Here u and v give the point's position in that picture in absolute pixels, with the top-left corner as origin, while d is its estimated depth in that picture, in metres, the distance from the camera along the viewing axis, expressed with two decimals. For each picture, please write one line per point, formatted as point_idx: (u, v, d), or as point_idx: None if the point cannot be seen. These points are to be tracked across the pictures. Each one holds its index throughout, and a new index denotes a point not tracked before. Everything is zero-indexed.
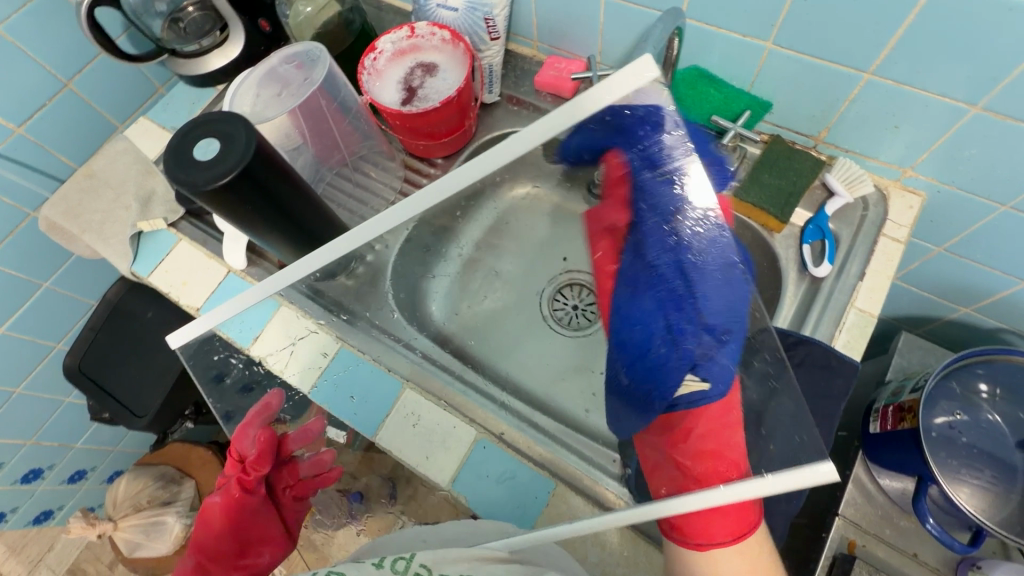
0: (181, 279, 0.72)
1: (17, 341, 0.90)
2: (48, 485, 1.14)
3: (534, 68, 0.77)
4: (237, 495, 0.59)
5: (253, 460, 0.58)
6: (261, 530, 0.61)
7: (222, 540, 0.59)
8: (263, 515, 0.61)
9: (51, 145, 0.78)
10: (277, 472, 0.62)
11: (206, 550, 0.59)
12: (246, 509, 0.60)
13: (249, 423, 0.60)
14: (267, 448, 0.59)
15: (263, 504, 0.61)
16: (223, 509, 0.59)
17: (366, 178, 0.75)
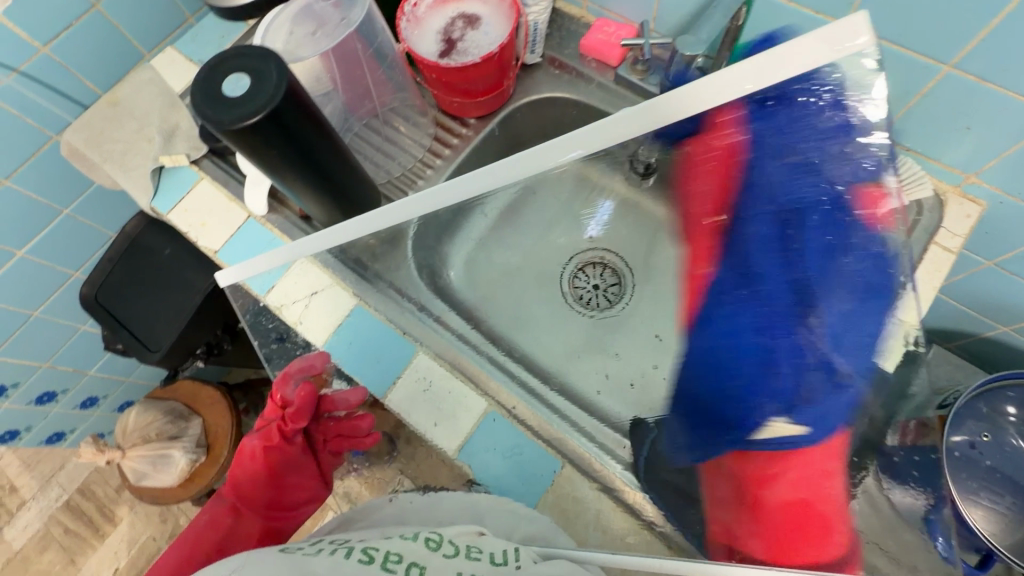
0: (200, 220, 0.70)
1: (35, 265, 0.91)
2: (61, 408, 1.17)
3: (582, 31, 0.72)
4: (278, 437, 0.60)
5: (292, 411, 0.60)
6: (297, 480, 0.62)
7: (256, 482, 0.60)
8: (300, 464, 0.62)
9: (75, 68, 0.76)
10: (317, 423, 0.64)
11: (241, 489, 0.60)
12: (283, 456, 0.60)
13: (291, 376, 0.63)
14: (307, 397, 0.61)
15: (300, 454, 0.62)
16: (263, 451, 0.60)
17: (395, 133, 0.72)
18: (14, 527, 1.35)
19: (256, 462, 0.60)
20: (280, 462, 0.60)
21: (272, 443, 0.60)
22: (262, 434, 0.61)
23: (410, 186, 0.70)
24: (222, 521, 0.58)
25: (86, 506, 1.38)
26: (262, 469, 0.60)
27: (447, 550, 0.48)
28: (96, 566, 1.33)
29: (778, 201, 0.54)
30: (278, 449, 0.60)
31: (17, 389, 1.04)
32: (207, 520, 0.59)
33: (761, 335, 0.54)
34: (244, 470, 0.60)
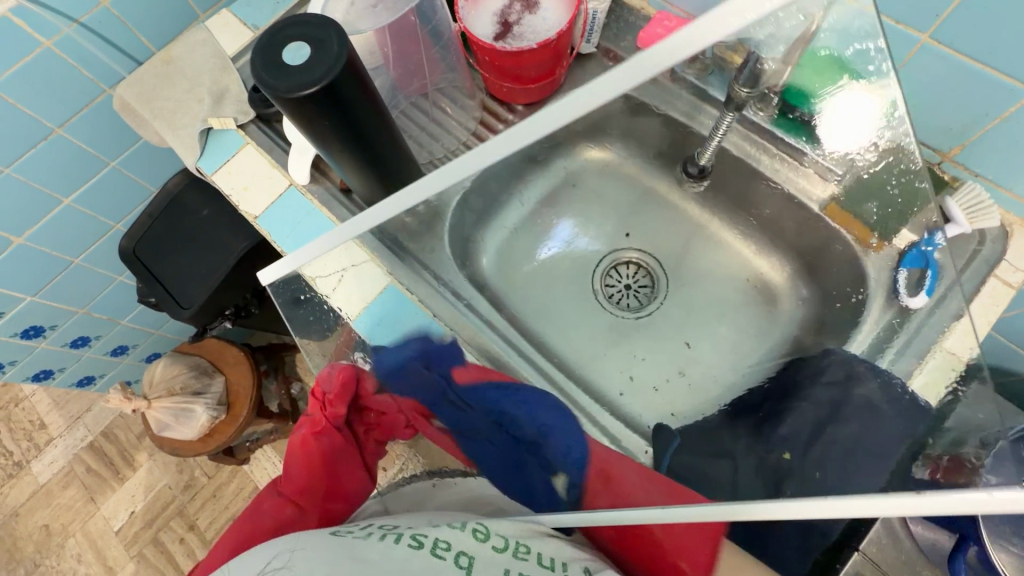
0: (243, 183, 0.71)
1: (79, 214, 0.93)
2: (93, 353, 1.21)
3: (640, 23, 0.70)
4: (323, 426, 0.62)
5: (333, 397, 0.62)
6: (349, 469, 0.63)
7: (312, 472, 0.61)
8: (346, 459, 0.63)
9: (133, 23, 0.77)
10: (361, 413, 0.65)
11: (297, 485, 0.60)
12: (329, 445, 0.62)
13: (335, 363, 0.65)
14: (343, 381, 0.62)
15: (347, 441, 0.64)
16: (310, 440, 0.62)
17: (442, 114, 0.71)
18: (42, 461, 1.42)
19: (305, 453, 0.62)
20: (331, 451, 0.62)
21: (321, 430, 0.62)
22: (308, 424, 0.63)
23: None
24: (283, 513, 0.58)
25: (108, 449, 1.43)
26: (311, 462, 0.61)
27: (495, 543, 0.48)
28: (114, 507, 1.39)
29: (450, 396, 0.59)
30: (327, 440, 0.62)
31: (54, 331, 1.08)
32: (268, 513, 0.59)
33: (523, 474, 0.57)
34: (294, 466, 0.61)
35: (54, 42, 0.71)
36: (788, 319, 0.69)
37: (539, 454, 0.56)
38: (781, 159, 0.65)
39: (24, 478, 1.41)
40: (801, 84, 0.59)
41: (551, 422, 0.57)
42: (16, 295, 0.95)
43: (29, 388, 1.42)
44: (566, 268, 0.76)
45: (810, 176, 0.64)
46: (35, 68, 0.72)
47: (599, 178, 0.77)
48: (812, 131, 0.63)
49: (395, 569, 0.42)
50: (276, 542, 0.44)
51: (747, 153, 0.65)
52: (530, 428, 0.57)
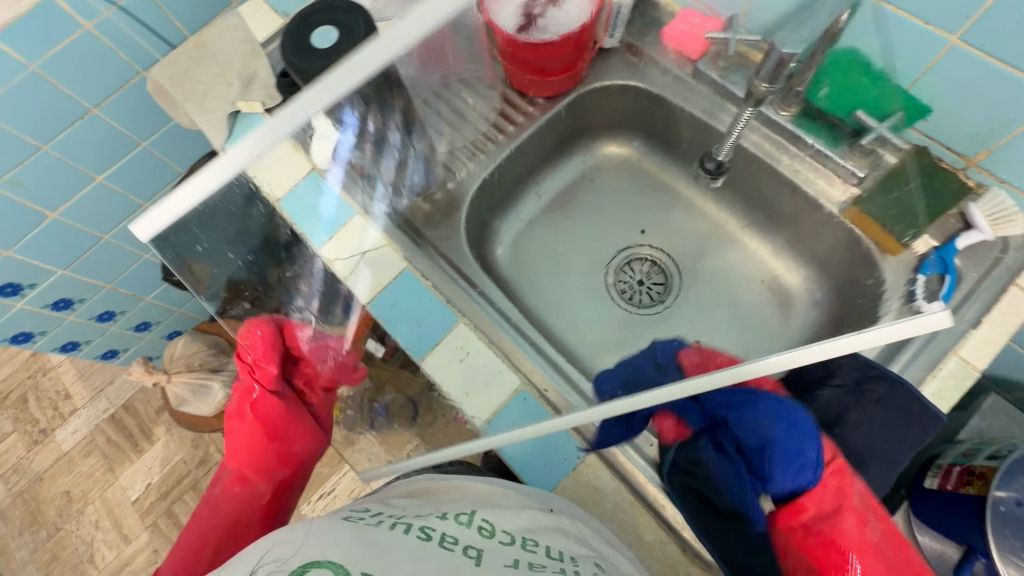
0: None
1: (110, 191, 0.96)
2: (118, 327, 1.25)
3: (664, 19, 0.70)
4: (260, 390, 0.76)
5: (261, 363, 0.72)
6: (295, 431, 0.78)
7: (258, 437, 0.78)
8: (290, 421, 0.78)
9: (168, 8, 0.79)
10: (296, 372, 0.76)
11: (246, 452, 0.79)
12: (268, 410, 0.77)
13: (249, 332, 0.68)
14: (264, 339, 0.69)
15: (284, 400, 0.78)
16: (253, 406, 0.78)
17: (463, 104, 0.70)
18: (65, 430, 1.47)
19: (247, 422, 0.79)
20: (273, 413, 0.77)
21: (257, 397, 0.77)
22: (250, 390, 0.78)
23: (471, 159, 0.70)
24: (238, 488, 0.79)
25: (128, 421, 1.48)
26: (255, 431, 0.78)
27: (502, 538, 0.48)
28: (131, 477, 1.43)
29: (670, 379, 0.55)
30: (268, 407, 0.77)
31: (82, 304, 1.12)
32: (227, 488, 0.80)
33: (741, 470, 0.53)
34: (244, 434, 0.79)
35: (94, 24, 0.74)
36: (802, 322, 0.69)
37: (755, 463, 0.54)
38: (803, 160, 0.64)
39: (47, 445, 1.46)
40: (822, 83, 0.59)
41: (778, 434, 0.52)
42: (48, 268, 1.00)
43: (56, 358, 1.48)
44: (580, 262, 0.76)
45: (831, 178, 0.63)
46: (74, 49, 0.75)
47: (616, 173, 0.78)
48: (836, 133, 0.62)
49: (408, 553, 0.42)
50: (297, 524, 0.45)
51: (767, 152, 0.64)
52: (752, 439, 0.53)
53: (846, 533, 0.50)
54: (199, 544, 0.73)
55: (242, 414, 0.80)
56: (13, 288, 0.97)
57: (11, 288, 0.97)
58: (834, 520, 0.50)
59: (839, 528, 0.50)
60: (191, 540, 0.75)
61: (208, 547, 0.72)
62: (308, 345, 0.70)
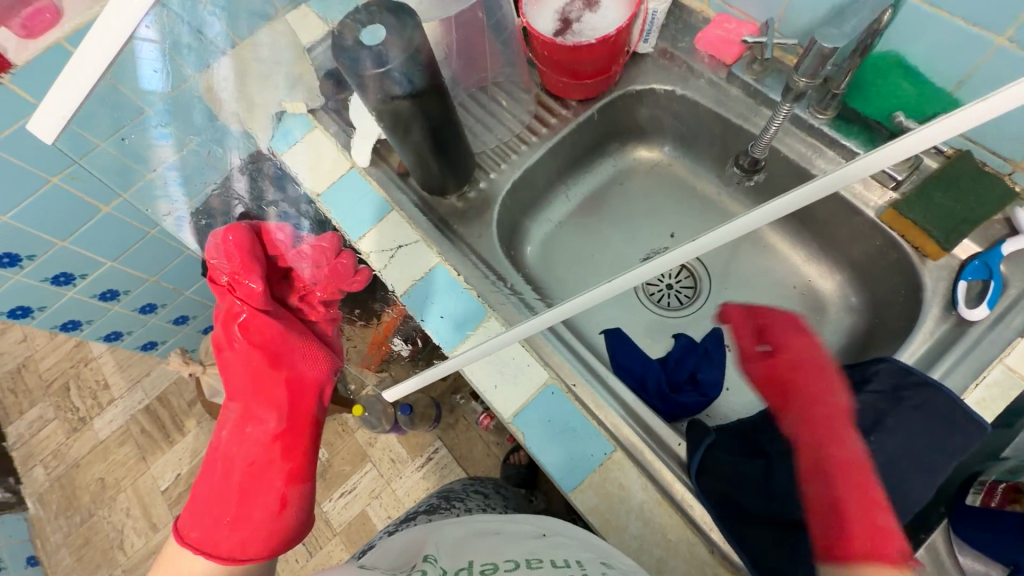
0: (308, 165, 0.76)
1: None
2: (158, 320, 1.31)
3: (699, 25, 0.71)
4: (247, 311, 0.68)
5: (245, 268, 0.65)
6: (300, 355, 0.67)
7: (256, 365, 0.68)
8: (290, 343, 0.67)
9: None
10: (288, 289, 0.69)
11: (247, 389, 0.69)
12: (259, 332, 0.68)
13: (233, 228, 0.66)
14: (240, 245, 0.66)
15: (282, 319, 0.68)
16: (246, 329, 0.69)
17: (497, 107, 0.74)
18: (102, 419, 1.53)
19: (243, 351, 0.69)
20: (268, 334, 0.68)
21: (246, 318, 0.68)
22: (237, 313, 0.69)
23: (506, 159, 0.73)
24: (244, 429, 0.67)
25: (162, 413, 1.53)
26: (253, 359, 0.69)
27: (506, 566, 0.47)
28: (161, 467, 1.48)
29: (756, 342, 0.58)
30: (259, 328, 0.68)
31: (127, 295, 1.18)
32: (232, 435, 0.68)
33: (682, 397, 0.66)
34: (241, 363, 0.70)
35: None
36: (836, 329, 0.68)
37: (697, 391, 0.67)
38: None
39: (85, 433, 1.52)
40: (859, 86, 0.59)
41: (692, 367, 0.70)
42: (97, 260, 1.05)
43: (98, 349, 1.54)
44: None
45: None
46: None
47: (647, 178, 0.73)
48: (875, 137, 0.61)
49: None
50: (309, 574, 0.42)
51: None
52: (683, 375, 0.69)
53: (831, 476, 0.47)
54: (222, 487, 0.64)
55: (235, 342, 0.70)
56: (65, 277, 1.04)
57: (63, 276, 1.03)
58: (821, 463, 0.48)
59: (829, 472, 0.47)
60: (205, 499, 0.64)
61: (235, 503, 0.62)
62: (293, 249, 0.68)
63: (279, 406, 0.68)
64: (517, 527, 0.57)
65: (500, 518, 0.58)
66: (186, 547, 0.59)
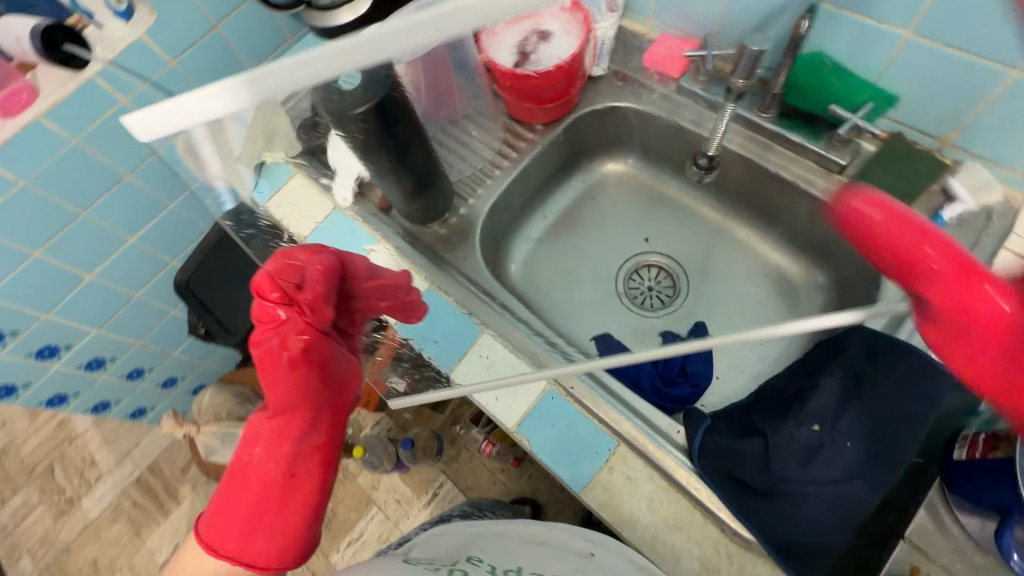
0: (292, 207, 0.75)
1: (142, 251, 1.03)
2: (147, 384, 1.29)
3: (644, 47, 0.78)
4: (309, 333, 0.60)
5: (318, 301, 0.56)
6: (339, 370, 0.66)
7: (298, 385, 0.64)
8: (334, 363, 0.64)
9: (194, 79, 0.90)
10: (353, 316, 0.63)
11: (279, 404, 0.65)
12: (341, 359, 0.65)
13: (308, 260, 0.57)
14: (325, 276, 0.56)
15: (331, 338, 0.62)
16: (303, 352, 0.61)
17: (467, 136, 0.73)
18: (91, 497, 1.47)
19: (292, 372, 0.64)
20: (311, 352, 0.61)
21: (311, 340, 0.61)
22: (296, 337, 0.61)
23: (479, 185, 0.74)
24: (280, 441, 0.65)
25: (154, 483, 1.49)
26: (305, 377, 0.64)
27: None
28: (158, 540, 1.43)
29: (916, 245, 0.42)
30: (304, 348, 0.61)
31: (113, 362, 1.16)
32: (262, 451, 0.65)
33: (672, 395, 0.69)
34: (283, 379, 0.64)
35: None
36: None
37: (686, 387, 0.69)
38: (788, 155, 0.69)
39: (74, 514, 1.46)
40: (795, 85, 0.66)
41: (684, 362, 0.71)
42: (82, 328, 1.04)
43: None
44: (590, 274, 0.79)
45: (815, 168, 0.67)
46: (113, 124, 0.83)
47: (618, 185, 0.76)
48: (815, 128, 0.68)
49: None
50: None
51: (751, 151, 0.70)
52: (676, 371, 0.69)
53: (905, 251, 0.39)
54: (261, 498, 0.64)
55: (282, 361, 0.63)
56: (50, 349, 1.02)
57: (48, 349, 1.02)
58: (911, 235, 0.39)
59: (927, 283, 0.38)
60: (232, 504, 0.64)
61: (274, 513, 0.64)
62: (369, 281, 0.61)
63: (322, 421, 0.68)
64: (564, 543, 0.68)
65: (545, 525, 0.71)
66: (221, 558, 0.61)
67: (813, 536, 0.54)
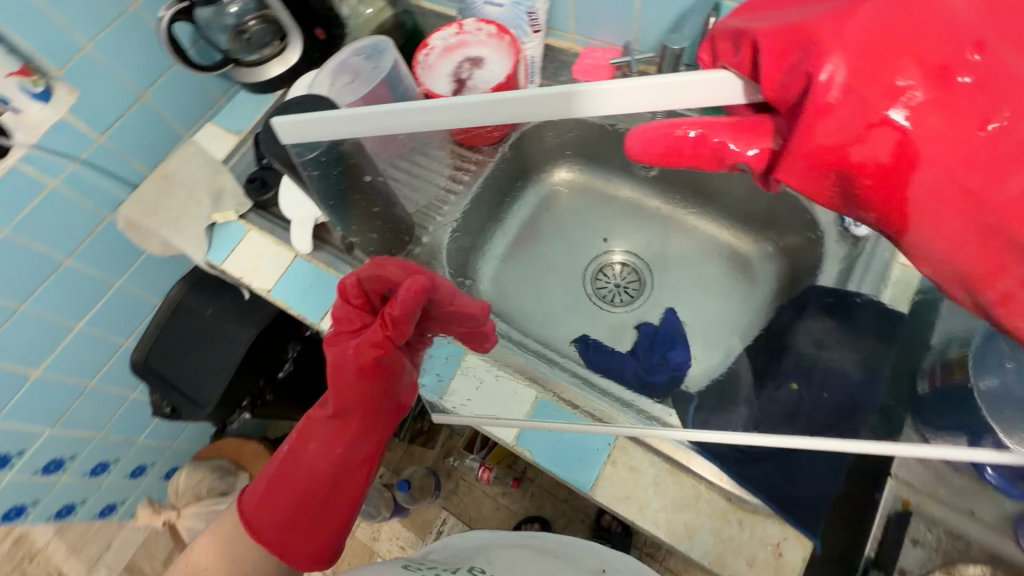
0: (252, 264, 0.78)
1: (91, 338, 0.98)
2: (113, 478, 1.21)
3: (571, 60, 0.81)
4: (390, 343, 0.59)
5: (404, 318, 0.57)
6: (394, 382, 0.62)
7: (366, 391, 0.60)
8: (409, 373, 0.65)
9: (125, 152, 0.87)
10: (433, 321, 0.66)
11: (347, 408, 0.61)
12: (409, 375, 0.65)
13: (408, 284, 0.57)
14: (418, 296, 0.58)
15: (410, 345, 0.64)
16: (378, 366, 0.59)
17: (417, 166, 0.63)
18: None
19: (363, 376, 0.59)
20: (390, 363, 0.60)
21: (389, 353, 0.59)
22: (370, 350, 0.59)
23: (438, 213, 0.71)
24: (338, 446, 0.61)
25: None
26: (376, 389, 0.61)
27: None
28: None
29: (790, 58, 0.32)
30: (380, 367, 0.59)
31: (74, 461, 1.08)
32: (318, 448, 0.60)
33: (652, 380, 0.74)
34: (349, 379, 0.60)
35: (60, 181, 0.80)
36: None
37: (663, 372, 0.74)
38: None
39: None
40: None
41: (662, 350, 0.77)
42: (34, 431, 0.97)
43: None
44: (558, 281, 0.81)
45: None
46: (44, 210, 0.80)
47: (573, 195, 0.75)
48: None
49: None
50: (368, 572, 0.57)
51: None
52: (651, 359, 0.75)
53: (837, 140, 0.32)
54: (309, 497, 0.59)
55: (364, 368, 0.59)
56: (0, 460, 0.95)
57: None
58: (790, 165, 0.34)
59: (863, 89, 0.30)
60: (277, 497, 0.58)
61: (322, 515, 0.60)
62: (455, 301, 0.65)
63: (372, 432, 0.63)
64: (578, 557, 0.70)
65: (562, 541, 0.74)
66: (262, 545, 0.57)
67: (808, 488, 0.60)
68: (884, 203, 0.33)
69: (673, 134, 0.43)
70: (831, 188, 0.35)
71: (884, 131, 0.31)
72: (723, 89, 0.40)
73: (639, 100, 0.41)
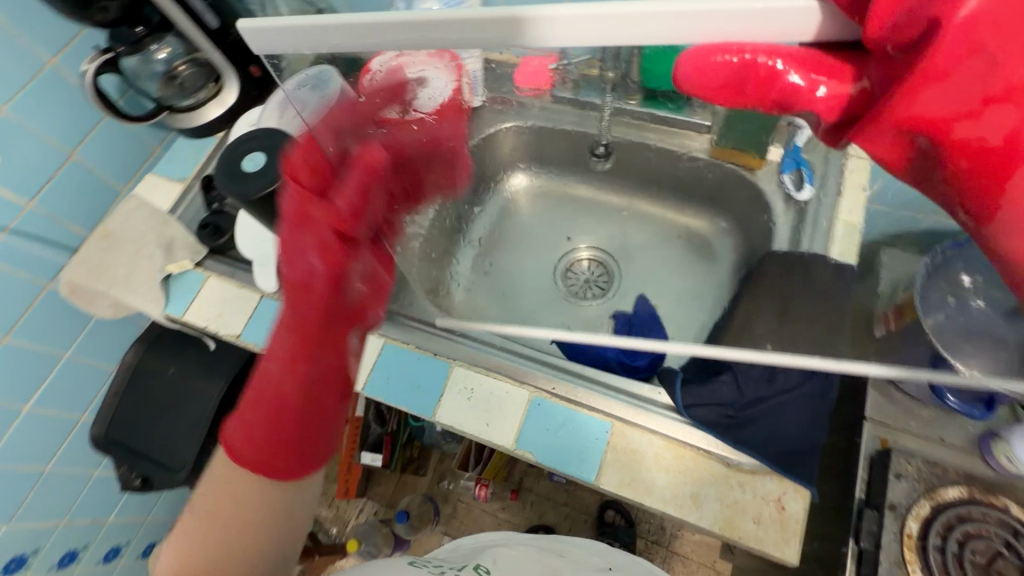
0: (216, 312, 0.75)
1: (44, 417, 0.91)
2: (84, 568, 1.10)
3: None
4: (338, 223, 0.55)
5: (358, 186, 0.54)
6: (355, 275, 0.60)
7: (324, 292, 0.57)
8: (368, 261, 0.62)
9: (60, 216, 0.83)
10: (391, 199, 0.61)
11: (305, 314, 0.56)
12: (364, 269, 0.62)
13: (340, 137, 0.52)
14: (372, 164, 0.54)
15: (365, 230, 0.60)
16: (335, 255, 0.56)
17: None
18: None
19: (322, 267, 0.55)
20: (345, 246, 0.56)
21: (343, 236, 0.56)
22: (319, 247, 0.55)
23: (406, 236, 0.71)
24: (300, 361, 0.56)
25: None
26: (337, 285, 0.57)
27: None
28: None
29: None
30: (340, 258, 0.55)
31: (36, 557, 0.97)
32: (278, 368, 0.56)
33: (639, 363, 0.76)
34: (306, 272, 0.55)
35: None
36: None
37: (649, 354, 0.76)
38: None
39: None
40: None
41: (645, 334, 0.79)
42: None
43: None
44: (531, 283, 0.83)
45: None
46: None
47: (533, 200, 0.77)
48: None
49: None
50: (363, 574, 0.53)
51: None
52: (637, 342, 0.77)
53: (941, 111, 0.28)
54: (282, 413, 0.56)
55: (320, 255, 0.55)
56: None
57: None
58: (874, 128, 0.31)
59: (997, 52, 0.26)
60: (253, 425, 0.56)
61: (302, 438, 0.57)
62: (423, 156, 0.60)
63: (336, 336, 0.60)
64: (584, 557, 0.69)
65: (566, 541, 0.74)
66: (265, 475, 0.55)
67: (789, 434, 0.64)
68: (979, 188, 0.31)
69: (721, 61, 0.33)
70: (915, 154, 0.32)
71: (1001, 107, 0.27)
72: (794, 22, 0.30)
73: (584, 34, 0.34)
